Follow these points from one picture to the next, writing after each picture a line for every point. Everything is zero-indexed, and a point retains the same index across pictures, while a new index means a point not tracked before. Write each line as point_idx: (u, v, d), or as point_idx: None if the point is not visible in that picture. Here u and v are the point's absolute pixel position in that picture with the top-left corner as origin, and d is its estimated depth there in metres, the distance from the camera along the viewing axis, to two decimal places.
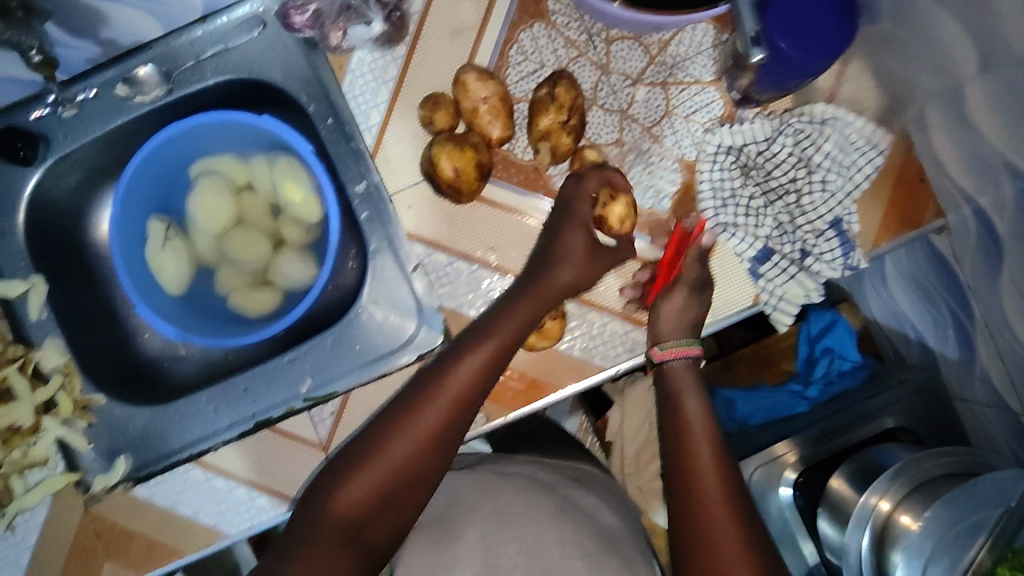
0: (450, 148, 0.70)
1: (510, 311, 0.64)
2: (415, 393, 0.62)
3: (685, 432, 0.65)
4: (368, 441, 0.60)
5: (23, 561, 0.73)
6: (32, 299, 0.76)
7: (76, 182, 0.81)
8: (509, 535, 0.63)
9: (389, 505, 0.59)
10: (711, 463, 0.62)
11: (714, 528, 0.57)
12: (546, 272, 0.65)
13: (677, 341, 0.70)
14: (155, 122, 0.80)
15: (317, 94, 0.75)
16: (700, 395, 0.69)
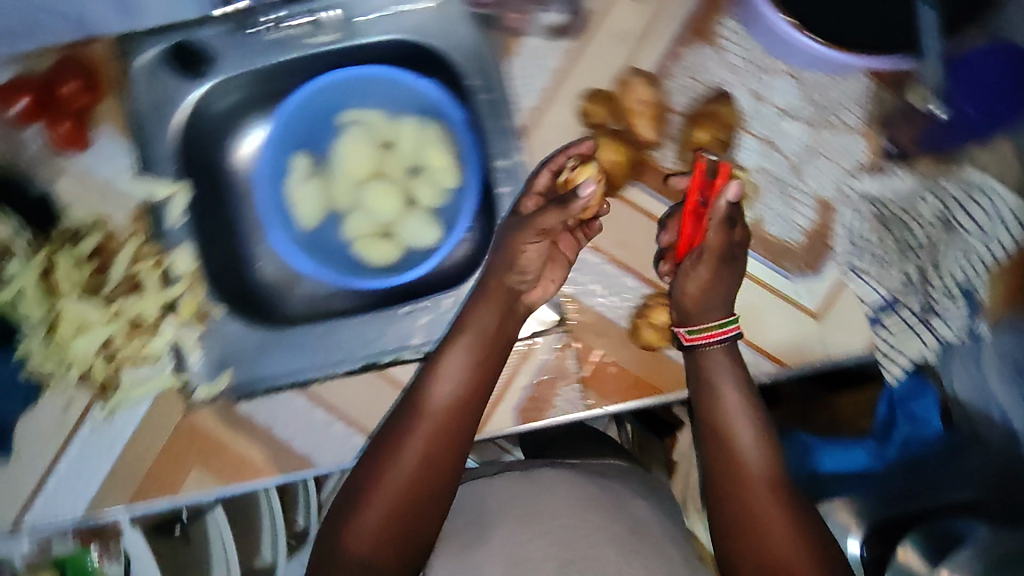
0: (608, 142, 0.72)
1: (452, 347, 0.72)
2: (398, 428, 0.71)
3: (731, 445, 0.72)
4: (365, 475, 0.70)
5: (116, 449, 0.76)
6: (174, 205, 0.79)
7: (228, 105, 0.83)
8: (551, 526, 0.72)
9: (404, 524, 0.68)
10: (761, 475, 0.70)
11: (773, 544, 0.67)
12: (488, 308, 0.72)
13: (708, 323, 0.71)
14: (314, 65, 0.82)
15: (480, 68, 0.77)
16: (738, 380, 0.71)
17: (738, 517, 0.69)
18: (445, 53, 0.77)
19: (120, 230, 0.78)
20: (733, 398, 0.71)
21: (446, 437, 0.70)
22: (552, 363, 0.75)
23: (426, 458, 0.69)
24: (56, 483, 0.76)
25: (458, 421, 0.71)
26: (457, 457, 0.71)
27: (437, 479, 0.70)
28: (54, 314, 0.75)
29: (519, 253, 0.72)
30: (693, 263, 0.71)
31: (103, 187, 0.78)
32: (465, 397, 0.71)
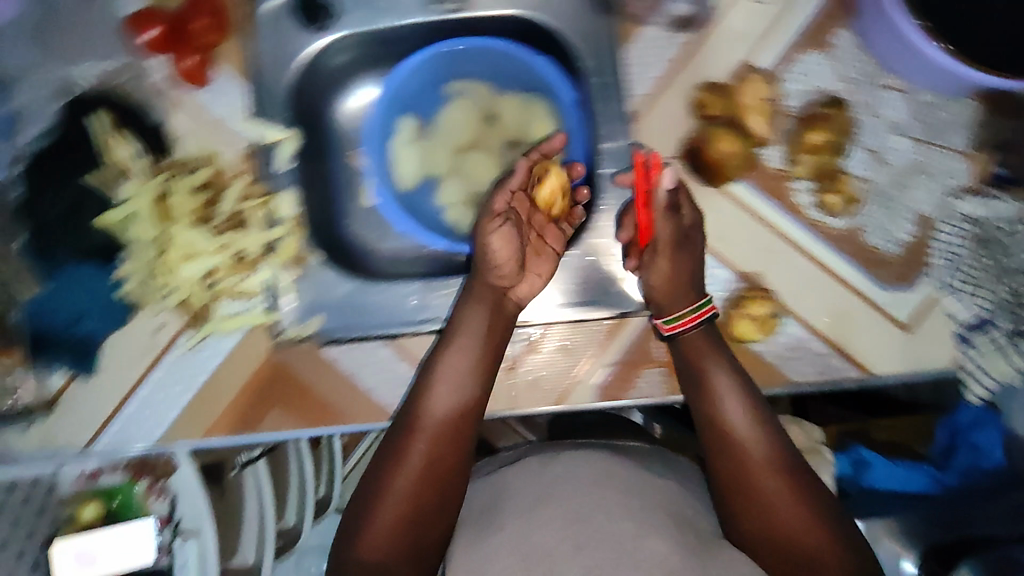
0: (727, 132, 0.74)
1: (448, 350, 0.72)
2: (399, 430, 0.70)
3: (728, 431, 0.70)
4: (372, 483, 0.68)
5: (200, 379, 0.77)
6: (283, 149, 0.80)
7: (341, 63, 0.84)
8: (567, 509, 0.68)
9: (415, 528, 0.66)
10: (767, 455, 0.68)
11: (789, 526, 0.66)
12: (478, 307, 0.72)
13: (681, 311, 0.72)
14: (428, 32, 0.83)
15: (601, 52, 0.78)
16: (723, 366, 0.71)
17: (748, 500, 0.68)
18: (569, 34, 0.78)
19: (228, 168, 0.78)
20: (721, 385, 0.70)
21: (448, 439, 0.69)
22: (636, 345, 0.76)
23: (428, 464, 0.68)
24: (137, 406, 0.77)
25: (458, 425, 0.70)
26: (462, 459, 0.69)
27: (444, 482, 0.68)
28: (166, 238, 0.77)
29: (494, 252, 0.72)
30: (652, 255, 0.73)
31: (215, 124, 0.79)
32: (464, 394, 0.70)
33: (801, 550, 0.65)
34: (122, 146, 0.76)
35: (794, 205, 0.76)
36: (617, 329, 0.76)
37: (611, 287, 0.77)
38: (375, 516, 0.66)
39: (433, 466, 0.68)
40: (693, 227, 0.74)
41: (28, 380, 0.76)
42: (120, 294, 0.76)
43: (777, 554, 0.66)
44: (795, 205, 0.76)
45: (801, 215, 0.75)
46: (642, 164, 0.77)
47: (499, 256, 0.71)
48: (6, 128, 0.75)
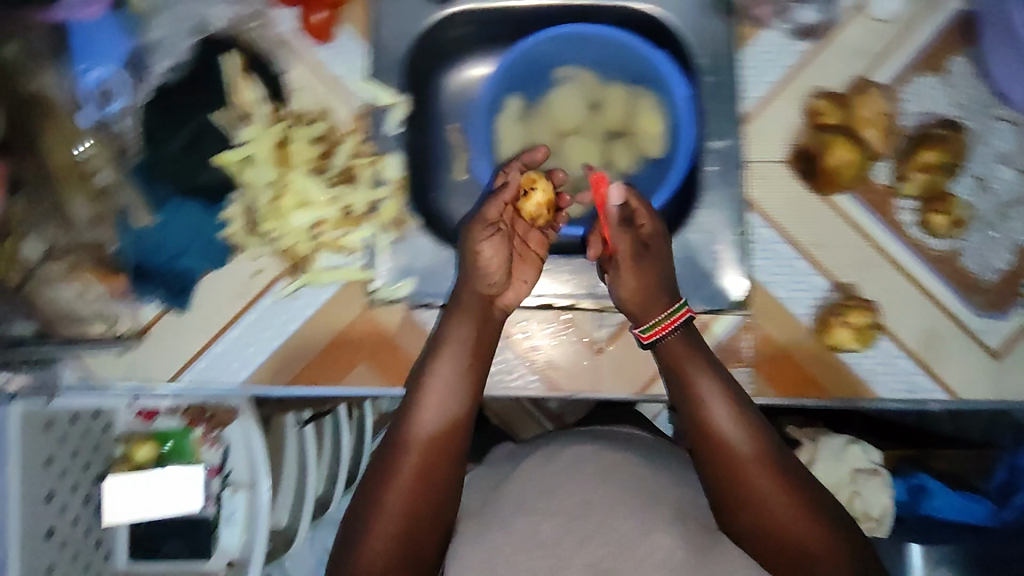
0: (843, 141, 0.74)
1: (437, 360, 0.70)
2: (389, 445, 0.67)
3: (711, 430, 0.66)
4: (363, 500, 0.64)
5: (291, 327, 0.77)
6: (394, 114, 0.80)
7: (455, 37, 0.85)
8: (566, 509, 0.63)
9: (410, 544, 0.62)
10: (753, 450, 0.65)
11: (781, 524, 0.62)
12: (462, 320, 0.72)
13: (657, 317, 0.71)
14: (547, 15, 0.84)
15: (716, 52, 0.79)
16: (705, 366, 0.69)
17: (738, 498, 0.63)
18: (686, 32, 0.80)
19: (341, 124, 0.79)
20: (703, 385, 0.68)
21: (439, 453, 0.65)
22: (725, 344, 0.76)
23: (420, 477, 0.64)
24: (226, 348, 0.77)
25: (451, 435, 0.66)
26: (454, 472, 0.66)
27: (439, 495, 0.64)
28: (283, 183, 0.76)
29: (481, 260, 0.72)
30: (615, 269, 0.75)
31: (332, 80, 0.79)
32: (452, 401, 0.68)
33: (799, 551, 0.62)
34: (244, 89, 0.76)
35: (896, 223, 0.77)
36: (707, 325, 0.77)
37: (706, 284, 0.77)
38: (369, 533, 0.62)
39: (424, 479, 0.64)
40: (655, 239, 0.74)
41: (123, 311, 0.77)
42: (223, 236, 0.76)
43: (772, 557, 0.62)
44: (896, 222, 0.76)
45: (902, 233, 0.76)
46: (751, 164, 0.78)
47: (489, 264, 0.72)
48: (130, 62, 0.75)
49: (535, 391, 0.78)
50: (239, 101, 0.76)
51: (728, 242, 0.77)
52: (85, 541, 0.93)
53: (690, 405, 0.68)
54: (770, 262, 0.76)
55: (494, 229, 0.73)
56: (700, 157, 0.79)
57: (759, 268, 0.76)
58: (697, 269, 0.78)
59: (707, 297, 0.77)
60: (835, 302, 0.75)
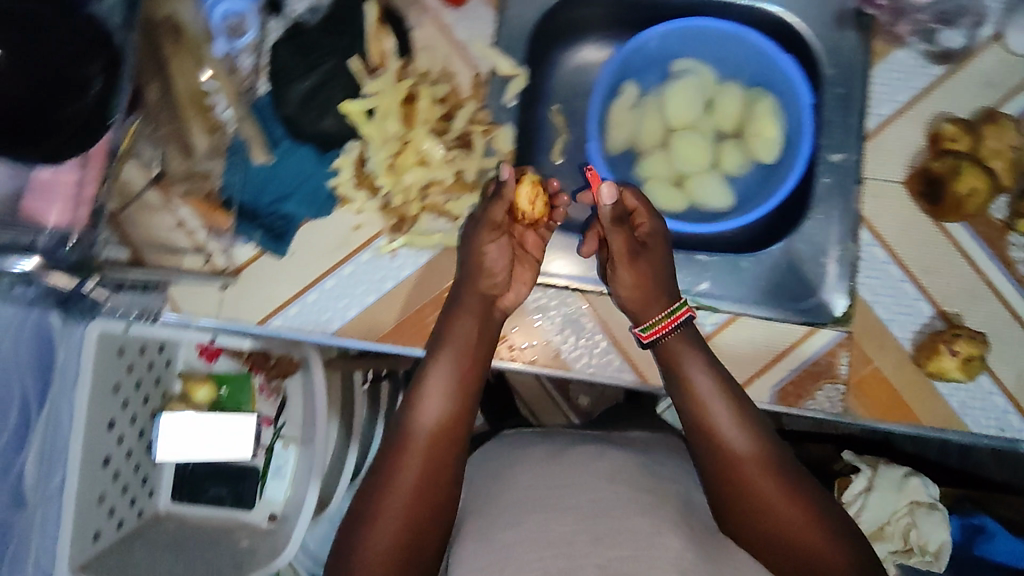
0: (976, 170, 0.72)
1: (437, 358, 0.71)
2: (395, 441, 0.68)
3: (708, 426, 0.69)
4: (370, 492, 0.66)
5: (385, 286, 0.76)
6: (513, 85, 0.78)
7: (578, 17, 0.85)
8: (579, 506, 0.62)
9: (415, 539, 0.63)
10: (747, 446, 0.67)
11: (774, 517, 0.64)
12: (468, 316, 0.72)
13: (655, 318, 0.73)
14: (676, 7, 0.83)
15: (844, 65, 0.78)
16: (702, 364, 0.71)
17: (734, 491, 0.66)
18: (815, 42, 0.80)
19: (462, 88, 0.77)
20: (702, 383, 0.70)
21: (440, 449, 0.67)
22: (821, 357, 0.75)
23: (425, 473, 0.65)
24: (317, 299, 0.76)
25: (451, 429, 0.68)
26: (456, 469, 0.67)
27: (441, 497, 0.65)
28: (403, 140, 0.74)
29: (484, 259, 0.73)
30: (614, 269, 0.74)
31: (457, 43, 0.78)
32: (456, 396, 0.70)
33: (794, 545, 0.63)
34: (377, 41, 0.73)
35: (1007, 260, 0.75)
36: (806, 336, 0.75)
37: (808, 296, 0.77)
38: (375, 527, 0.63)
39: (427, 478, 0.65)
40: (652, 237, 0.76)
41: (219, 246, 0.75)
42: (331, 185, 0.74)
43: (767, 550, 0.64)
44: (1008, 259, 0.75)
45: (1012, 271, 0.75)
46: (870, 181, 0.77)
47: (492, 264, 0.73)
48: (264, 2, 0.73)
49: (624, 379, 0.77)
50: (372, 53, 0.73)
51: (835, 256, 0.76)
52: (133, 476, 0.91)
53: (688, 402, 0.70)
54: (874, 280, 0.76)
55: (496, 231, 0.73)
56: (815, 167, 0.78)
57: (863, 285, 0.76)
58: (800, 278, 0.77)
59: (807, 309, 0.76)
60: (938, 329, 0.73)
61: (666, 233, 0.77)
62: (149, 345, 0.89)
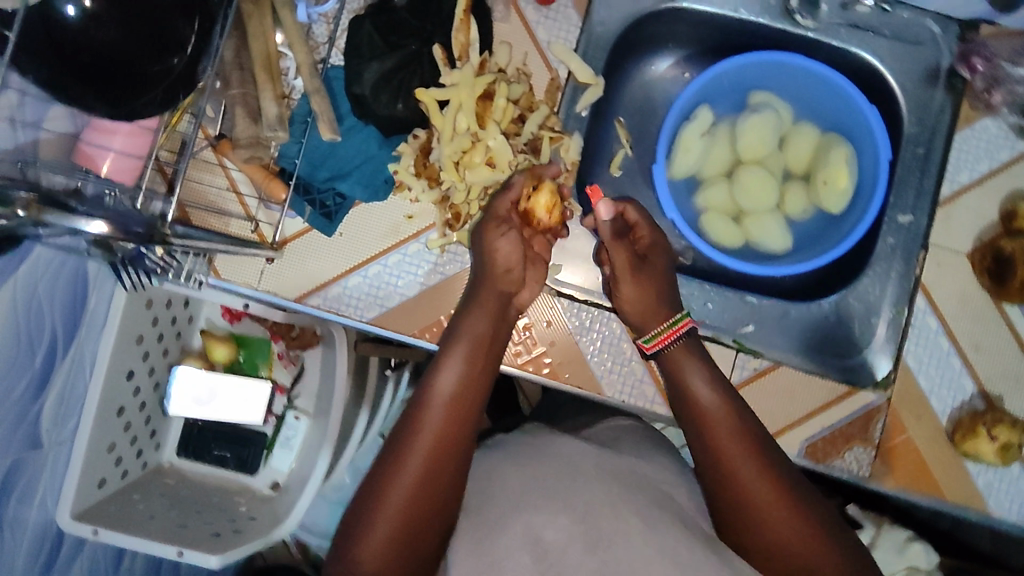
0: None
1: (452, 350, 0.64)
2: (397, 438, 0.60)
3: (713, 438, 0.62)
4: (366, 488, 0.59)
5: (427, 282, 0.75)
6: (588, 95, 0.76)
7: (662, 33, 0.82)
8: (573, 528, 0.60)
9: (415, 543, 0.57)
10: (754, 459, 0.60)
11: (787, 538, 0.58)
12: (484, 309, 0.67)
13: (659, 329, 0.70)
14: (765, 38, 0.80)
15: (927, 124, 0.76)
16: (703, 374, 0.66)
17: (743, 510, 0.59)
18: (902, 96, 0.77)
19: (537, 91, 0.76)
20: (705, 394, 0.65)
21: (445, 454, 0.59)
22: (857, 419, 0.74)
23: (426, 479, 0.58)
24: (359, 283, 0.75)
25: (459, 430, 0.61)
26: (459, 475, 0.60)
27: (444, 500, 0.59)
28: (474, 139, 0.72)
29: (498, 253, 0.69)
30: (616, 284, 0.73)
31: (538, 43, 0.76)
32: (466, 394, 0.62)
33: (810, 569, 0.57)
34: (462, 32, 0.69)
35: None
36: (844, 396, 0.74)
37: (853, 354, 0.75)
38: (371, 527, 0.57)
39: (431, 480, 0.58)
40: (651, 252, 0.75)
41: (267, 217, 0.74)
42: (390, 170, 0.73)
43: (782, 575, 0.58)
44: None
45: None
46: (933, 248, 0.75)
47: (506, 261, 0.69)
48: None
49: (655, 411, 0.76)
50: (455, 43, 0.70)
51: (886, 318, 0.75)
52: (143, 427, 0.91)
53: (692, 413, 0.65)
54: (923, 349, 0.74)
55: (506, 223, 0.70)
56: (880, 226, 0.77)
57: (910, 352, 0.74)
58: (847, 335, 0.76)
59: (849, 367, 0.75)
60: (978, 409, 0.73)
61: (666, 247, 0.76)
62: (176, 299, 0.88)
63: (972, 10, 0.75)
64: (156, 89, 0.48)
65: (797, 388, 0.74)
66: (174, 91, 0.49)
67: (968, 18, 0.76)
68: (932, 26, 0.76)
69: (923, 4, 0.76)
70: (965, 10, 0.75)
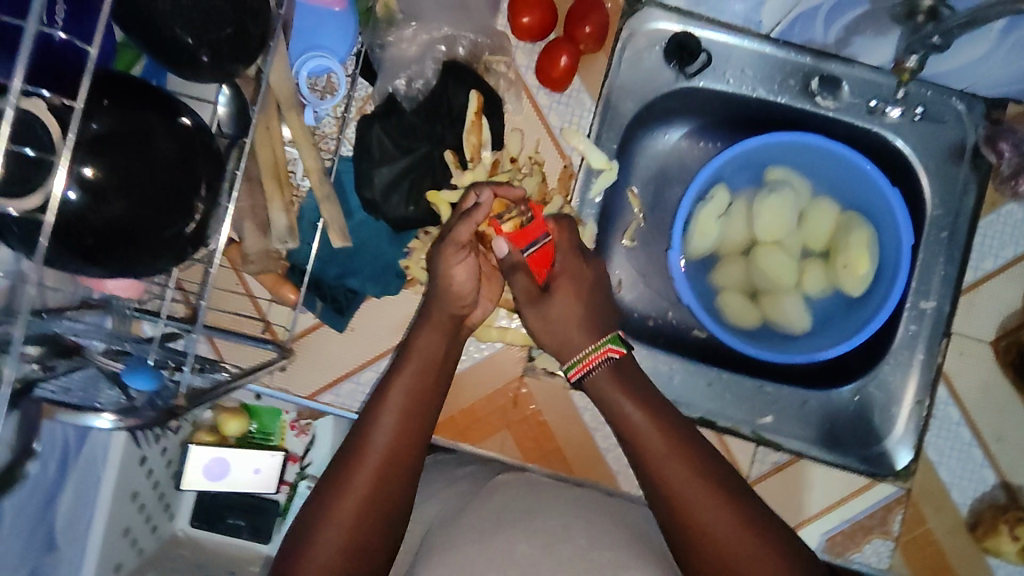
0: None
1: (397, 372, 0.62)
2: (338, 461, 0.58)
3: (647, 459, 0.59)
4: (309, 506, 0.56)
5: None
6: (601, 180, 0.74)
7: (678, 107, 0.79)
8: None
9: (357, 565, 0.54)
10: (689, 474, 0.57)
11: (739, 554, 0.54)
12: (432, 333, 0.65)
13: (584, 353, 0.65)
14: (784, 115, 0.78)
15: (952, 208, 0.74)
16: (630, 394, 0.63)
17: (684, 529, 0.56)
18: (926, 178, 0.75)
19: (549, 179, 0.74)
20: (636, 415, 0.61)
21: (390, 474, 0.57)
22: (876, 511, 0.73)
23: (369, 501, 0.56)
24: (371, 378, 0.74)
25: (405, 448, 0.59)
26: (405, 494, 0.58)
27: (391, 515, 0.57)
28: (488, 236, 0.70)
29: (451, 276, 0.65)
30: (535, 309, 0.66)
31: (551, 128, 0.73)
32: (410, 415, 0.60)
33: None
34: (473, 133, 0.68)
35: None
36: (863, 488, 0.74)
37: (872, 443, 0.75)
38: (312, 550, 0.54)
39: (377, 496, 0.56)
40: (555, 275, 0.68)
41: (279, 316, 0.72)
42: (401, 265, 0.72)
43: None
44: None
45: None
46: (956, 335, 0.74)
47: (462, 288, 0.65)
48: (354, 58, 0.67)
49: None
50: (466, 145, 0.68)
51: (907, 408, 0.74)
52: (157, 503, 0.91)
53: (629, 437, 0.62)
54: (944, 441, 0.73)
55: (467, 251, 0.64)
56: (901, 311, 0.75)
57: (931, 444, 0.73)
58: (867, 424, 0.75)
59: (869, 456, 0.74)
60: (999, 502, 0.72)
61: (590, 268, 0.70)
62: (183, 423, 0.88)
63: (1002, 89, 0.73)
64: (170, 253, 0.47)
65: (817, 479, 0.74)
66: (184, 249, 0.48)
67: (995, 95, 0.74)
68: (957, 105, 0.74)
69: (948, 83, 0.73)
70: (992, 89, 0.72)
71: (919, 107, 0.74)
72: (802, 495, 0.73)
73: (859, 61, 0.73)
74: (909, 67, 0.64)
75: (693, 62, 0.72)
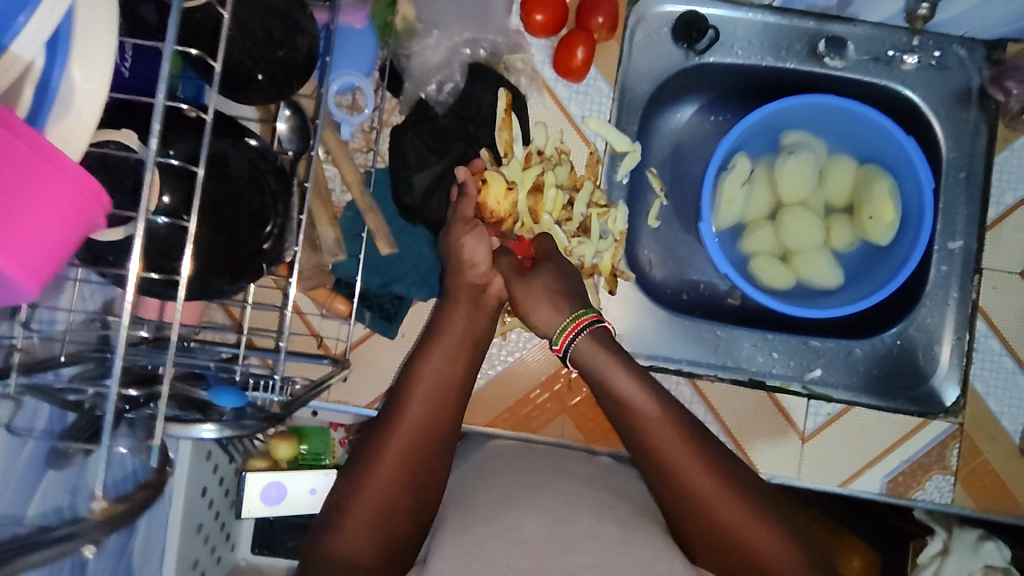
0: None
1: (429, 350, 0.65)
2: (372, 437, 0.59)
3: (645, 432, 0.59)
4: (344, 478, 0.57)
5: (495, 368, 0.76)
6: (626, 162, 0.76)
7: (689, 83, 0.81)
8: None
9: (394, 524, 0.55)
10: (685, 444, 0.58)
11: (741, 525, 0.55)
12: (456, 310, 0.67)
13: (561, 328, 0.66)
14: (794, 79, 0.80)
15: (965, 149, 0.77)
16: (626, 365, 0.62)
17: (683, 501, 0.57)
18: (937, 123, 0.78)
19: (577, 167, 0.76)
20: (632, 388, 0.61)
21: (427, 441, 0.59)
22: (932, 448, 0.74)
23: (408, 465, 0.57)
24: None
25: (440, 420, 0.61)
26: (439, 461, 0.60)
27: (416, 504, 0.57)
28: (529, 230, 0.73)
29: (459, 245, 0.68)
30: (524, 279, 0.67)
31: (572, 118, 0.75)
32: (446, 388, 0.63)
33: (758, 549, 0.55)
34: (505, 129, 0.71)
35: None
36: (919, 427, 0.75)
37: (919, 384, 0.77)
38: (352, 514, 0.55)
39: (414, 465, 0.58)
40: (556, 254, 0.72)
41: (331, 330, 0.73)
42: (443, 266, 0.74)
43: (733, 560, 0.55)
44: None
45: None
46: (985, 271, 0.77)
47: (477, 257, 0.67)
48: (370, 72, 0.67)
49: None
50: (499, 141, 0.71)
51: (948, 345, 0.77)
52: (219, 534, 0.86)
53: (623, 409, 0.61)
54: (988, 372, 0.75)
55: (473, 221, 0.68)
56: (930, 254, 0.78)
57: (976, 377, 0.75)
58: (912, 366, 0.78)
59: (918, 397, 0.77)
60: None
61: None
62: (220, 460, 0.82)
63: (1001, 31, 0.75)
64: (248, 274, 0.48)
65: (871, 424, 0.75)
66: (258, 267, 0.50)
67: (993, 37, 0.76)
68: (958, 50, 0.77)
69: (947, 30, 0.76)
70: (989, 31, 0.75)
71: (939, 51, 0.77)
72: (858, 441, 0.75)
73: (859, 20, 0.77)
74: (921, 14, 0.73)
75: (704, 37, 0.75)
